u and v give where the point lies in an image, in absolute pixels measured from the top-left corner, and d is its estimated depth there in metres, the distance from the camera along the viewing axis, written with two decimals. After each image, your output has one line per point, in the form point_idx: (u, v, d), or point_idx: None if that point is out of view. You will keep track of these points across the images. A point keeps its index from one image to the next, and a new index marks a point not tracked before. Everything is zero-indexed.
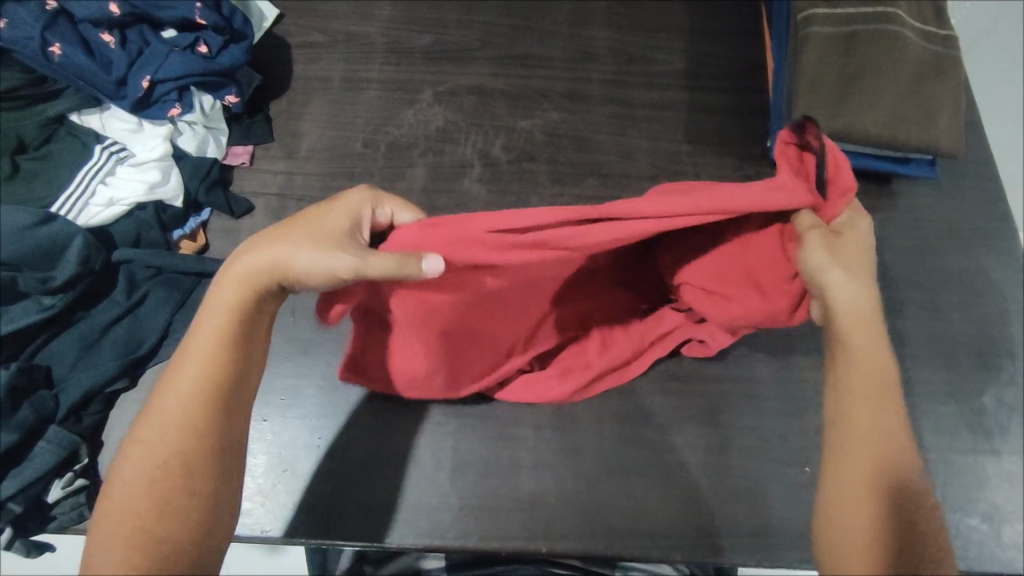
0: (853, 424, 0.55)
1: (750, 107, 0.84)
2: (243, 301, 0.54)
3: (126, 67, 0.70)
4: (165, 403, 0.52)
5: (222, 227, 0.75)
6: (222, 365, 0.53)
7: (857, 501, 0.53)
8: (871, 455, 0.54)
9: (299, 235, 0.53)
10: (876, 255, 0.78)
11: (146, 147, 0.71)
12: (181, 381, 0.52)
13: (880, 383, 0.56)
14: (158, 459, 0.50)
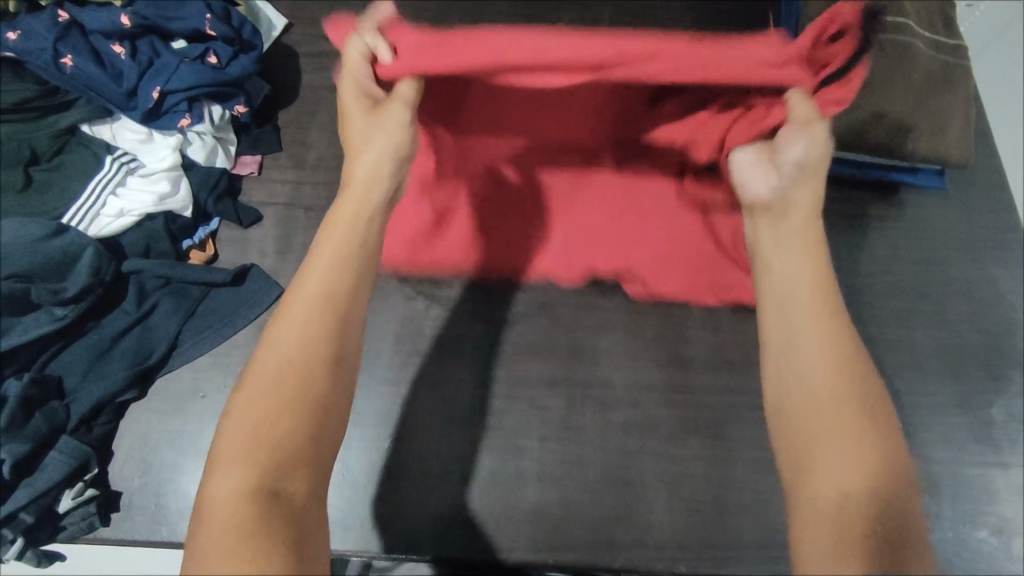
0: (784, 346, 0.52)
1: None
2: (354, 216, 0.55)
3: (137, 78, 0.70)
4: (288, 326, 0.49)
5: (230, 236, 0.76)
6: (347, 276, 0.52)
7: (827, 428, 0.48)
8: (822, 385, 0.50)
9: (381, 137, 0.56)
10: (884, 265, 0.78)
11: (157, 158, 0.72)
12: (304, 294, 0.50)
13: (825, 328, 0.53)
14: (282, 369, 0.47)
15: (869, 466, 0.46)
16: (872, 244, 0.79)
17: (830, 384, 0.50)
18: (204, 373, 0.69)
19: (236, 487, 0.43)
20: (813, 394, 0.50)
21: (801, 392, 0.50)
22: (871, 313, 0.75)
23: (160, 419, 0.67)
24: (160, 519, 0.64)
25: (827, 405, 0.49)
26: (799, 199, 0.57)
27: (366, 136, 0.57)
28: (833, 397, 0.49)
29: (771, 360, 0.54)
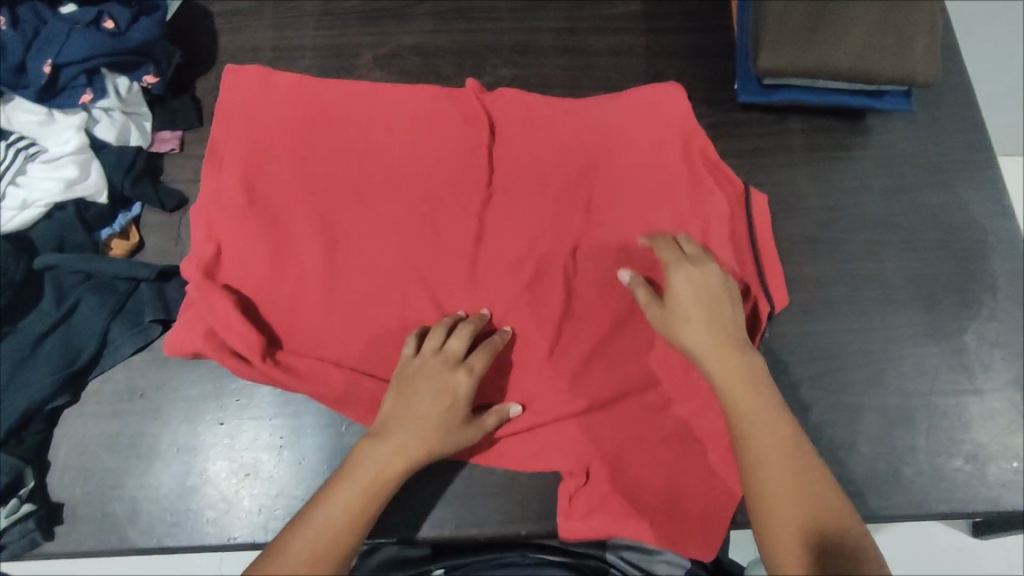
0: (742, 415, 0.57)
1: (708, 50, 0.82)
2: (378, 472, 0.57)
3: (22, 52, 0.63)
4: (301, 538, 0.53)
5: (156, 222, 0.70)
6: (373, 502, 0.56)
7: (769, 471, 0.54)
8: (759, 427, 0.56)
9: (426, 380, 0.60)
10: (852, 196, 0.75)
11: (59, 141, 0.64)
12: (332, 515, 0.54)
13: (737, 373, 0.58)
14: (319, 544, 0.53)
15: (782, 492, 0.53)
16: (838, 175, 0.76)
17: (786, 441, 0.56)
18: (139, 371, 0.64)
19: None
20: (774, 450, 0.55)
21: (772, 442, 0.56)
22: (840, 246, 0.73)
23: (97, 424, 0.63)
24: (108, 528, 0.60)
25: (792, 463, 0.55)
26: (711, 270, 0.64)
27: (407, 430, 0.58)
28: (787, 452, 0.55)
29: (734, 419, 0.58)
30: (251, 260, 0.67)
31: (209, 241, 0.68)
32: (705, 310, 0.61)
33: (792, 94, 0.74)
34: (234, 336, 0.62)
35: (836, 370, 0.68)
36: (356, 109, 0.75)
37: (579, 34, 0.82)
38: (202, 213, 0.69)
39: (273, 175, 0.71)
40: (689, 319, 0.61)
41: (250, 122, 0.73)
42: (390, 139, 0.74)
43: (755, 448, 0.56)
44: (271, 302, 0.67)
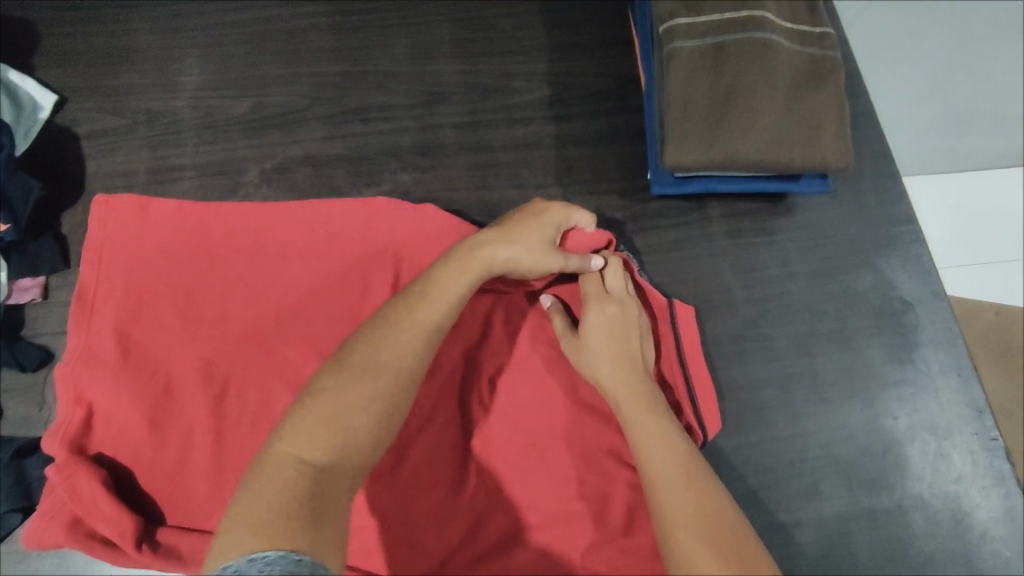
0: (654, 471, 0.54)
1: (622, 134, 0.78)
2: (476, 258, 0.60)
3: None
4: (403, 320, 0.56)
5: (17, 386, 0.63)
6: (451, 288, 0.58)
7: (682, 514, 0.51)
8: (670, 471, 0.54)
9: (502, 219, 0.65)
10: (778, 284, 0.71)
11: None
12: (417, 317, 0.56)
13: (647, 429, 0.57)
14: (385, 346, 0.54)
15: (696, 529, 0.49)
16: (761, 263, 0.72)
17: (709, 501, 0.52)
18: None
19: (294, 456, 0.46)
20: (696, 511, 0.51)
21: (693, 505, 0.51)
22: (770, 342, 0.69)
23: None
24: None
25: (718, 522, 0.50)
26: (631, 310, 0.65)
27: (513, 229, 0.62)
28: (709, 511, 0.51)
29: (648, 474, 0.55)
30: (125, 431, 0.61)
31: (76, 402, 0.61)
32: (614, 343, 0.63)
33: (706, 184, 0.71)
34: (103, 525, 0.55)
35: (771, 483, 0.64)
36: (246, 232, 0.68)
37: (482, 126, 0.77)
38: (69, 368, 0.61)
39: (151, 316, 0.65)
40: (595, 343, 0.63)
41: (124, 255, 0.66)
42: (280, 267, 0.68)
43: (667, 490, 0.52)
44: (149, 474, 0.60)
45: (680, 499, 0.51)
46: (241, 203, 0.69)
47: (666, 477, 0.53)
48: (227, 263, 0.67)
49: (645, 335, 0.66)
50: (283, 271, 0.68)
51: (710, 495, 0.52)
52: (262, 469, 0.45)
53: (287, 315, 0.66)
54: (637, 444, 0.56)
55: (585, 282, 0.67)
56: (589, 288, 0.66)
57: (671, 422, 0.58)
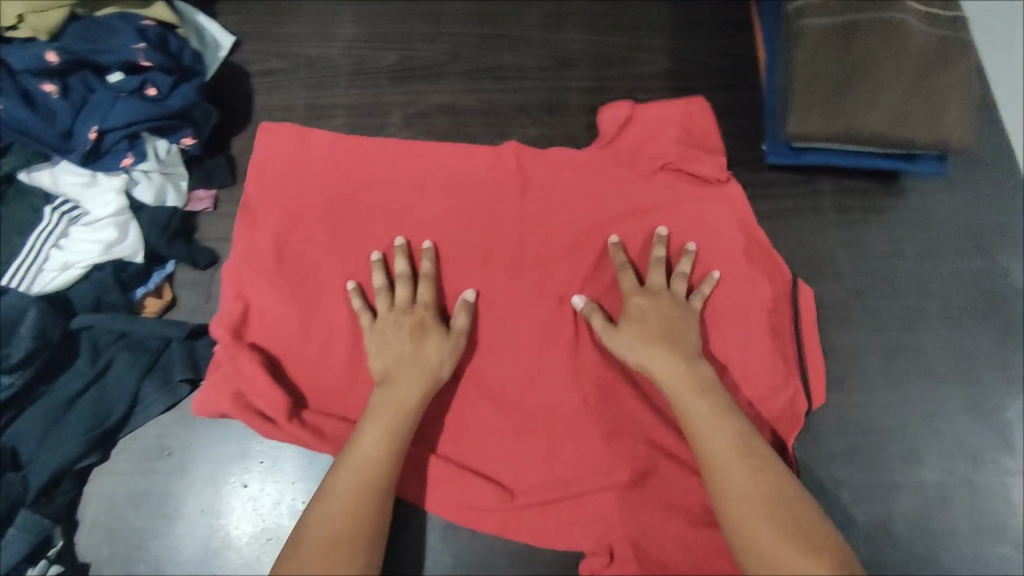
0: (707, 452, 0.58)
1: (740, 108, 0.81)
2: (393, 411, 0.61)
3: (71, 119, 0.66)
4: (368, 447, 0.59)
5: (188, 280, 0.72)
6: (399, 418, 0.61)
7: (739, 493, 0.55)
8: (722, 449, 0.58)
9: (377, 331, 0.67)
10: (887, 260, 0.73)
11: (100, 203, 0.66)
12: (361, 455, 0.58)
13: (689, 410, 0.60)
14: (352, 486, 0.57)
15: (756, 506, 0.54)
16: (870, 240, 0.74)
17: (761, 476, 0.56)
18: (168, 429, 0.65)
19: None
20: (752, 491, 0.55)
21: (745, 484, 0.55)
22: (872, 315, 0.71)
23: (122, 484, 0.64)
24: None
25: (775, 498, 0.54)
26: (669, 300, 0.67)
27: (415, 356, 0.64)
28: (765, 489, 0.55)
29: (700, 453, 0.59)
30: (278, 328, 0.69)
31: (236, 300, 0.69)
32: (662, 329, 0.65)
33: (822, 158, 0.74)
34: (261, 401, 0.63)
35: (863, 441, 0.68)
36: (389, 172, 0.75)
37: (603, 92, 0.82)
38: (235, 266, 0.70)
39: (303, 235, 0.72)
40: (634, 340, 0.64)
41: (283, 178, 0.74)
42: (417, 201, 0.74)
43: (722, 472, 0.57)
44: (297, 368, 0.68)
45: (738, 483, 0.56)
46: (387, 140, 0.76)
47: (720, 460, 0.57)
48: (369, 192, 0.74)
49: (687, 315, 0.67)
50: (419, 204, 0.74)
51: (760, 471, 0.56)
52: None
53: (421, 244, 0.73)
54: (688, 427, 0.60)
55: (621, 274, 0.69)
56: (627, 279, 0.68)
57: (721, 398, 0.61)
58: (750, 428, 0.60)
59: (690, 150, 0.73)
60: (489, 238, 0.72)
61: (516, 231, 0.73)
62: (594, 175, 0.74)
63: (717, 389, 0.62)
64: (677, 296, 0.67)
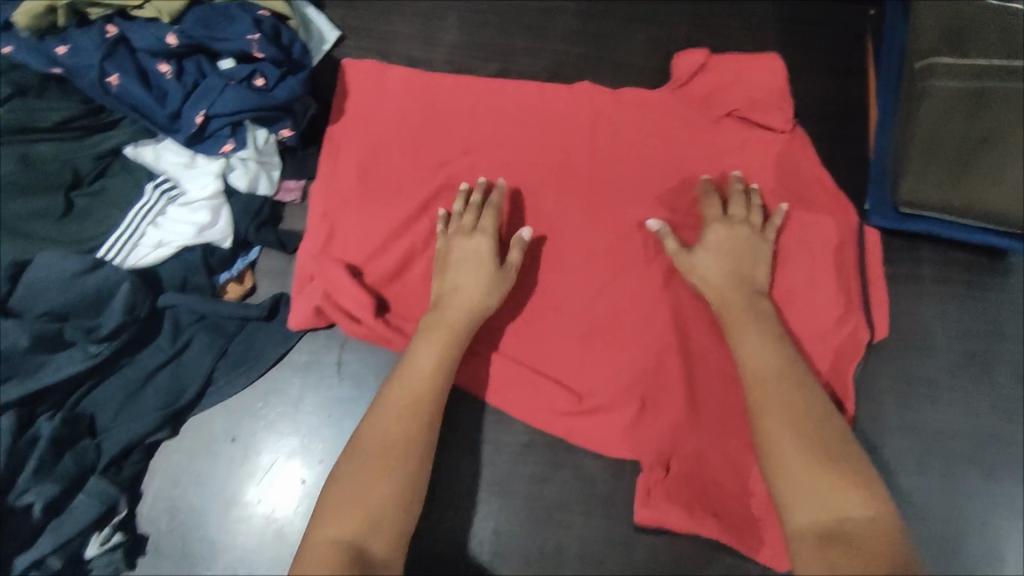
0: (755, 370, 0.58)
1: (842, 160, 0.78)
2: (448, 329, 0.62)
3: (181, 101, 0.68)
4: (421, 360, 0.60)
5: (270, 267, 0.73)
6: (446, 346, 0.61)
7: (778, 407, 0.55)
8: (769, 367, 0.58)
9: (439, 255, 0.67)
10: (983, 341, 0.70)
11: (197, 185, 0.68)
12: (421, 354, 0.60)
13: (746, 332, 0.61)
14: (395, 403, 0.57)
15: (793, 420, 0.54)
16: (971, 317, 0.70)
17: (804, 401, 0.55)
18: (235, 414, 0.67)
19: (333, 530, 0.50)
20: (795, 414, 0.54)
21: (788, 400, 0.55)
22: (964, 395, 0.68)
23: (188, 462, 0.65)
24: (189, 563, 0.63)
25: (815, 424, 0.54)
26: (751, 234, 0.67)
27: (464, 288, 0.64)
28: (809, 414, 0.54)
29: (747, 372, 0.59)
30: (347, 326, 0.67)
31: (325, 220, 0.73)
32: (731, 255, 0.65)
33: (930, 227, 0.70)
34: None
35: (942, 536, 0.66)
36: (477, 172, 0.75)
37: (711, 112, 0.77)
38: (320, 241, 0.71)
39: (376, 206, 0.74)
40: (705, 278, 0.64)
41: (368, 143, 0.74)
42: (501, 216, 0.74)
43: (766, 386, 0.57)
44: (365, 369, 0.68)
45: (780, 398, 0.55)
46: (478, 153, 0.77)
47: (763, 382, 0.57)
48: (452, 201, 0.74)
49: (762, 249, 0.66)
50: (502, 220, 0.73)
51: (809, 399, 0.56)
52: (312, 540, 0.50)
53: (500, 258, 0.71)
54: (739, 349, 0.60)
55: (704, 202, 0.68)
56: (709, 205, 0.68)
57: (777, 332, 0.61)
58: (801, 361, 0.60)
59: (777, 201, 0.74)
60: (567, 259, 0.71)
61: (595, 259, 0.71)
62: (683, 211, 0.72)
63: (776, 323, 0.62)
64: (758, 230, 0.67)
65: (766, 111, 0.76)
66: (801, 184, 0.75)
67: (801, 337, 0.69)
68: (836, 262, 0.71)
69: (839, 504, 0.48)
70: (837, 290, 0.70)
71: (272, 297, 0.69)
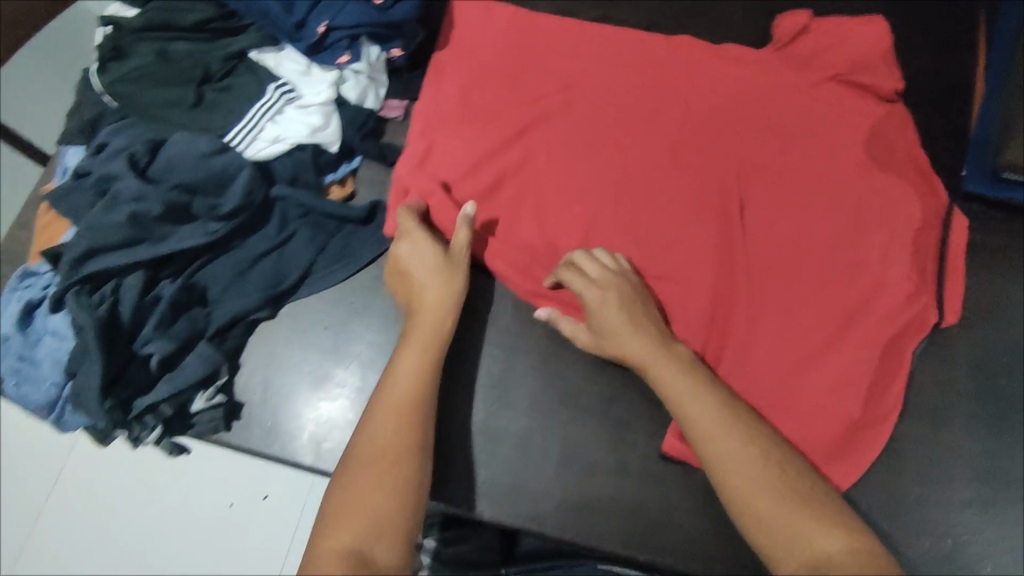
0: (697, 429, 0.56)
1: (944, 126, 0.77)
2: (427, 331, 0.63)
3: (306, 12, 0.74)
4: (390, 399, 0.58)
5: (370, 177, 0.77)
6: (426, 365, 0.60)
7: (738, 460, 0.54)
8: (709, 418, 0.56)
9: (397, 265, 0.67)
10: None
11: (313, 91, 0.73)
12: (400, 368, 0.60)
13: (678, 383, 0.59)
14: (392, 407, 0.57)
15: (756, 471, 0.53)
16: None
17: (750, 443, 0.55)
18: (330, 306, 0.71)
19: (341, 546, 0.48)
20: (743, 462, 0.54)
21: (737, 453, 0.54)
22: None
23: (284, 343, 0.70)
24: (276, 435, 0.67)
25: (768, 469, 0.53)
26: (625, 272, 0.66)
27: (427, 279, 0.65)
28: (752, 454, 0.54)
29: (691, 432, 0.57)
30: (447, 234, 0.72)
31: (424, 138, 0.77)
32: (629, 311, 0.63)
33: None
34: None
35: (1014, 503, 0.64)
36: (570, 103, 0.78)
37: (809, 70, 0.78)
38: (422, 154, 0.76)
39: (474, 128, 0.77)
40: (616, 344, 0.63)
41: (480, 70, 0.80)
42: (590, 146, 0.76)
43: (716, 438, 0.55)
44: None
45: (729, 450, 0.54)
46: (573, 87, 0.79)
47: (710, 437, 0.56)
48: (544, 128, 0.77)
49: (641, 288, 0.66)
50: (591, 150, 0.75)
51: (754, 442, 0.55)
52: (316, 555, 0.48)
53: (587, 185, 0.74)
54: (671, 404, 0.58)
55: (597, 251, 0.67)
56: (608, 257, 0.67)
57: (702, 373, 0.60)
58: (728, 392, 0.59)
59: (873, 162, 0.73)
60: (651, 195, 0.73)
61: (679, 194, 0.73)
62: (768, 161, 0.74)
63: (699, 364, 0.61)
64: (630, 273, 0.66)
65: (861, 74, 0.77)
66: (897, 145, 0.74)
67: (881, 285, 0.68)
68: (922, 226, 0.70)
69: (820, 547, 0.49)
70: (924, 253, 0.70)
71: (371, 203, 0.74)
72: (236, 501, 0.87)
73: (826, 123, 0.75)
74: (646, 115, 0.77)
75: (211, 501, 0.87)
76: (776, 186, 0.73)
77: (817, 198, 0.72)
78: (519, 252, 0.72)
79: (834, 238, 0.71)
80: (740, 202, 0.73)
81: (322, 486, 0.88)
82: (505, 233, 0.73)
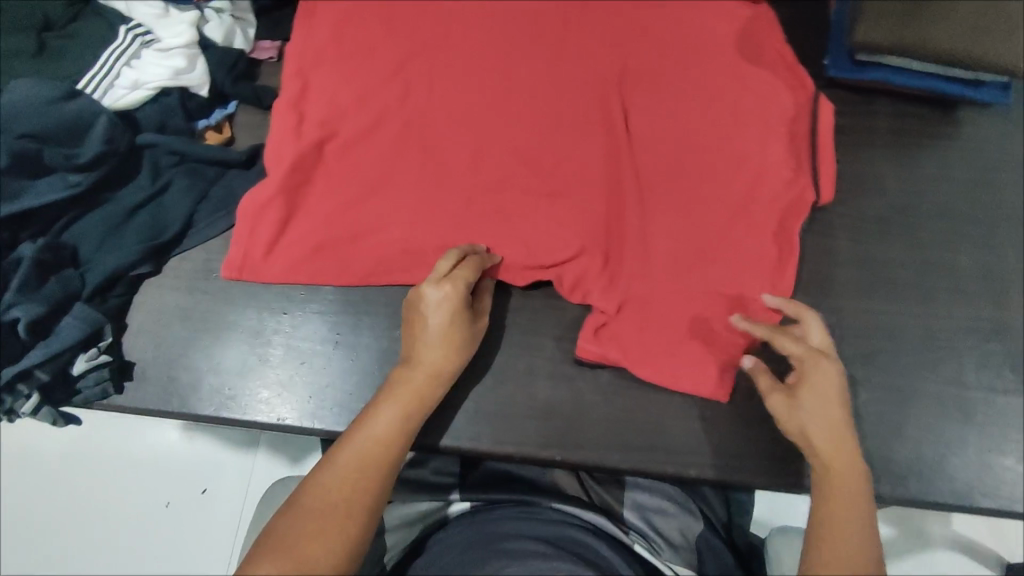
0: (841, 458, 0.53)
1: (805, 21, 0.80)
2: (414, 392, 0.56)
3: None
4: (372, 433, 0.53)
5: (247, 121, 0.74)
6: (408, 418, 0.55)
7: (852, 492, 0.52)
8: (850, 454, 0.54)
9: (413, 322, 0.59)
10: (929, 181, 0.74)
11: (171, 34, 0.68)
12: (380, 415, 0.54)
13: (839, 425, 0.55)
14: (362, 454, 0.52)
15: (855, 507, 0.51)
16: (921, 161, 0.75)
17: (863, 501, 0.52)
18: (218, 254, 0.69)
19: None
20: (852, 493, 0.52)
21: (856, 489, 0.52)
22: (914, 232, 0.72)
23: (177, 297, 0.67)
24: (174, 390, 0.65)
25: (863, 519, 0.51)
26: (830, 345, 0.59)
27: (423, 354, 0.57)
28: (861, 500, 0.52)
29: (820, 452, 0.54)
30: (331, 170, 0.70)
31: (298, 75, 0.73)
32: (833, 395, 0.55)
33: (882, 74, 0.74)
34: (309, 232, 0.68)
35: (893, 361, 0.68)
36: (446, 25, 0.76)
37: None
38: (296, 90, 0.72)
39: (348, 63, 0.74)
40: (819, 416, 0.54)
41: None
42: (471, 68, 0.75)
43: (841, 469, 0.53)
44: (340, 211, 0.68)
45: (852, 479, 0.53)
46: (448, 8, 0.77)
47: (838, 459, 0.53)
48: (422, 53, 0.75)
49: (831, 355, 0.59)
50: (473, 71, 0.75)
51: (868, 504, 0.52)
52: None
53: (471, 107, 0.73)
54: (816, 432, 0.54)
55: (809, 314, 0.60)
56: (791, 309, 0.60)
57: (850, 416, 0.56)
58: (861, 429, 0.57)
59: (747, 56, 0.75)
60: (536, 109, 0.73)
61: (562, 106, 0.73)
62: (646, 65, 0.75)
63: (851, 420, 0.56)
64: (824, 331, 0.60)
65: None
66: (769, 38, 0.76)
67: (762, 168, 0.71)
68: (796, 113, 0.73)
69: None
70: (800, 136, 0.72)
71: (251, 147, 0.71)
72: (172, 501, 0.86)
73: (697, 24, 0.76)
74: (525, 31, 0.76)
75: (145, 500, 0.86)
76: (656, 90, 0.75)
77: (696, 96, 0.74)
78: (407, 179, 0.70)
79: (716, 133, 0.73)
80: (623, 107, 0.74)
81: (261, 473, 0.85)
82: (391, 160, 0.71)
